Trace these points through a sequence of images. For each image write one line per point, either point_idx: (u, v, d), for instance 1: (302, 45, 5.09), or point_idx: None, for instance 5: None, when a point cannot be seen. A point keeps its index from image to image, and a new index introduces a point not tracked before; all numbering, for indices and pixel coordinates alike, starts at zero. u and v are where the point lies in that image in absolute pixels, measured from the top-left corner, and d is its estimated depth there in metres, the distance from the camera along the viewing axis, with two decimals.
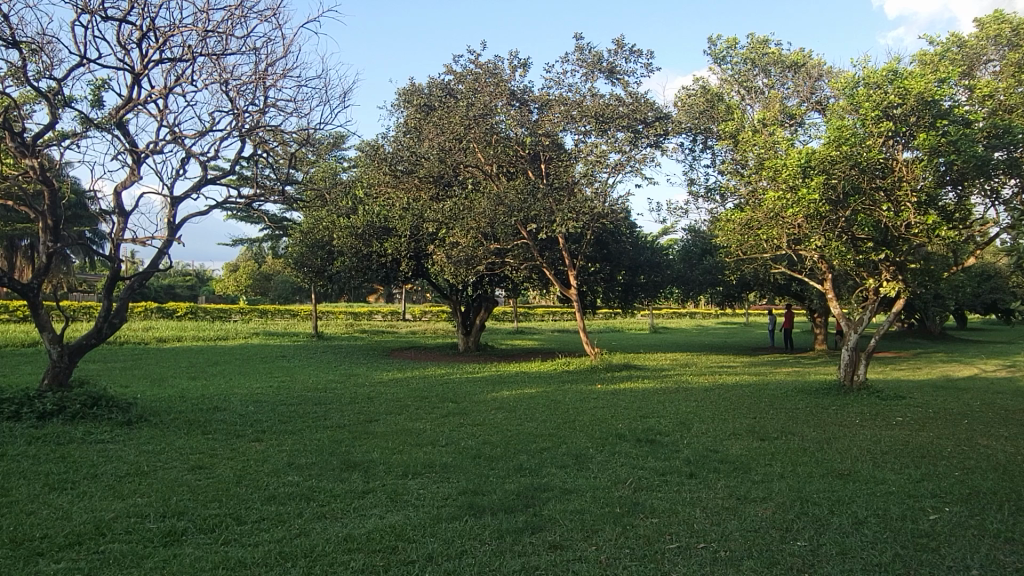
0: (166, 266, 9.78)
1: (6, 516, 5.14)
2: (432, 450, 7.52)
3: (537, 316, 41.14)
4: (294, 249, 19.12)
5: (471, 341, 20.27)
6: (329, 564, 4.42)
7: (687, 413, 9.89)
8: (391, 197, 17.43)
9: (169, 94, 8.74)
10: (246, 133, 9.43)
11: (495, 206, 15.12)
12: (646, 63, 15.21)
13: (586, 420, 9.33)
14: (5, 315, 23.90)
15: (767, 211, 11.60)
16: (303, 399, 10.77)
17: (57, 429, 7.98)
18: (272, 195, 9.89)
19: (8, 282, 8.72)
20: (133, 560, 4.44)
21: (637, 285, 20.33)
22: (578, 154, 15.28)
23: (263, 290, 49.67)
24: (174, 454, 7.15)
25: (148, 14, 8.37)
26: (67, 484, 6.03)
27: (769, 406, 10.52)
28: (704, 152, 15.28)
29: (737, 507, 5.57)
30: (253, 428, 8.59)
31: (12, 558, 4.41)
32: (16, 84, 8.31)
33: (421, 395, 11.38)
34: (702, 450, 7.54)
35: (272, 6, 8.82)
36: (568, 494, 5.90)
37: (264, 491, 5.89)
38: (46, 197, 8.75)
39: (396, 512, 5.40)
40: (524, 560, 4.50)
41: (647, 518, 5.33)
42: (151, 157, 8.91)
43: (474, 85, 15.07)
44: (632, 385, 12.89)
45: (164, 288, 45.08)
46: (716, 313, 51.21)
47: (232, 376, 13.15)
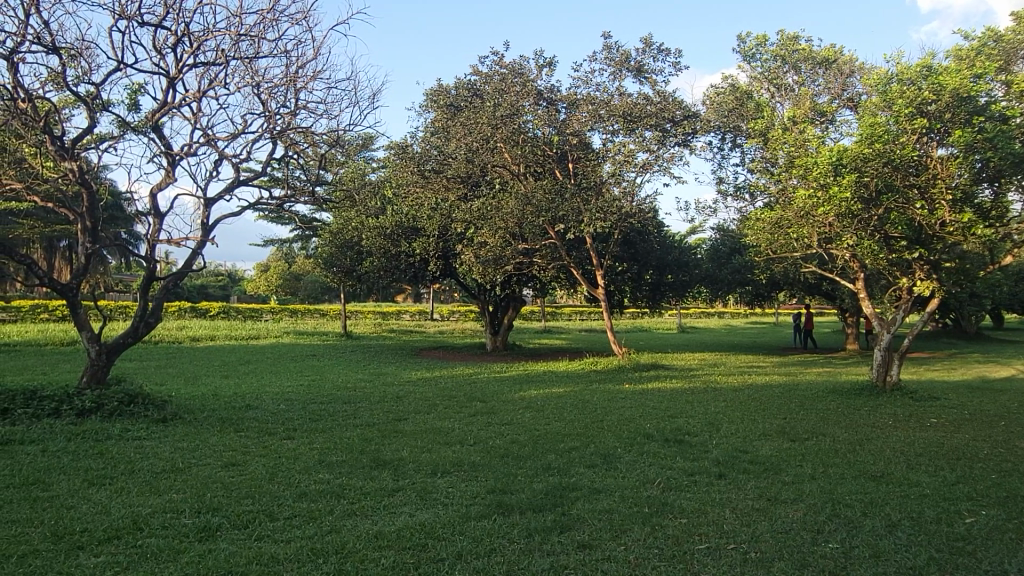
0: (200, 267, 9.95)
1: (47, 511, 5.30)
2: (460, 449, 7.54)
3: (564, 316, 40.95)
4: (324, 250, 19.38)
5: (498, 341, 20.31)
6: (360, 561, 4.48)
7: (716, 414, 9.83)
8: (419, 197, 17.31)
9: (203, 97, 8.89)
10: (278, 135, 9.57)
11: (523, 206, 15.19)
12: (674, 62, 15.21)
13: (614, 419, 9.32)
14: (45, 313, 24.46)
15: (797, 210, 11.48)
16: (332, 398, 10.90)
17: (95, 426, 8.18)
18: (303, 195, 10.07)
19: (48, 282, 8.91)
20: (170, 555, 4.54)
21: (665, 285, 20.23)
22: (607, 154, 15.24)
23: (293, 290, 50.29)
24: (208, 451, 7.29)
25: (183, 18, 8.53)
26: (106, 480, 6.18)
27: (801, 407, 10.40)
28: (733, 151, 15.20)
29: (767, 509, 5.53)
30: (284, 426, 8.71)
31: (54, 551, 4.54)
32: (56, 89, 8.51)
33: (450, 394, 11.41)
34: (731, 450, 7.51)
35: (303, 10, 8.95)
36: (596, 494, 5.90)
37: (295, 488, 5.99)
38: (85, 198, 8.94)
39: (425, 510, 5.45)
40: (554, 559, 4.52)
41: (676, 518, 5.32)
42: (185, 159, 9.10)
43: (501, 85, 15.13)
44: (660, 385, 12.83)
45: (195, 288, 45.89)
46: (744, 313, 50.47)
47: (263, 375, 13.33)
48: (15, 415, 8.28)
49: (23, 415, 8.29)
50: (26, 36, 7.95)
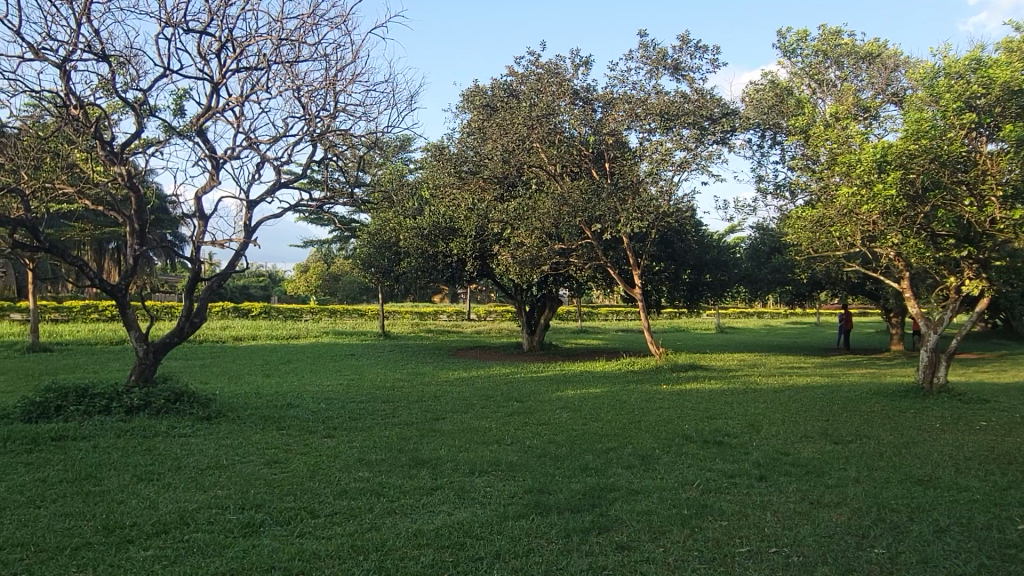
0: (243, 268, 10.15)
1: (99, 505, 5.46)
2: (498, 449, 7.56)
3: (601, 316, 40.71)
4: (362, 250, 19.62)
5: (535, 341, 20.32)
6: (400, 559, 4.53)
7: (757, 415, 9.70)
8: (456, 198, 17.39)
9: (245, 101, 9.08)
10: (318, 138, 9.72)
11: (559, 206, 15.18)
12: (713, 59, 15.03)
13: (652, 420, 9.25)
14: (96, 313, 25.21)
15: (840, 208, 11.25)
16: (372, 397, 11.03)
17: (143, 423, 8.40)
18: (342, 197, 10.22)
19: (98, 283, 9.18)
20: (216, 549, 4.65)
21: (703, 284, 20.03)
22: (643, 153, 15.15)
23: (332, 290, 50.94)
24: (251, 448, 7.43)
25: (226, 25, 8.71)
26: (154, 476, 6.35)
27: (845, 409, 10.20)
28: (773, 148, 14.98)
29: (810, 512, 5.44)
30: (325, 424, 8.84)
31: (106, 544, 4.68)
32: (106, 95, 8.76)
33: (487, 394, 11.45)
34: (772, 452, 7.39)
35: (342, 14, 9.07)
36: (635, 495, 5.88)
37: (335, 486, 6.07)
38: (133, 202, 9.19)
39: (464, 509, 5.49)
40: (593, 560, 4.51)
41: (717, 520, 5.27)
42: (228, 162, 9.30)
43: (537, 85, 15.14)
44: (699, 386, 12.69)
45: (237, 288, 46.84)
46: (785, 314, 49.53)
47: (304, 374, 13.54)
48: (68, 412, 8.55)
49: (75, 412, 8.56)
50: (78, 45, 8.20)
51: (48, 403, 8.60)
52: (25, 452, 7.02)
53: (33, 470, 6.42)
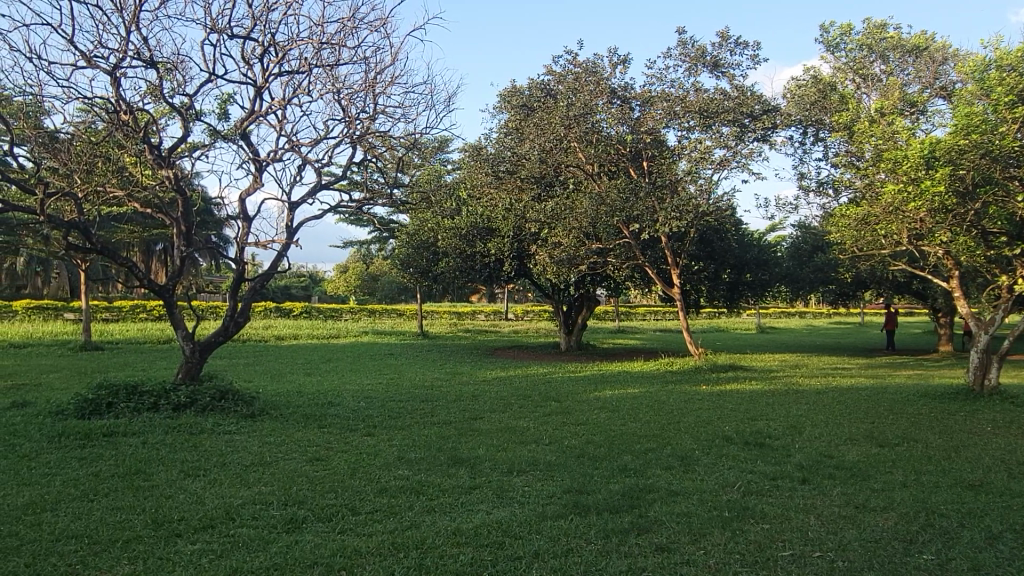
0: (285, 268, 10.33)
1: (148, 499, 5.62)
2: (536, 448, 7.56)
3: (638, 316, 40.41)
4: (401, 250, 19.80)
5: (572, 341, 20.26)
6: (440, 557, 4.56)
7: (799, 416, 9.53)
8: (493, 198, 17.44)
9: (287, 104, 9.23)
10: (357, 140, 9.84)
11: (596, 206, 15.13)
12: (753, 55, 14.80)
13: (692, 421, 9.16)
14: (144, 312, 25.88)
15: (886, 205, 10.95)
16: (411, 396, 11.13)
17: (190, 420, 8.60)
18: (381, 198, 10.32)
19: (147, 283, 9.42)
20: (260, 544, 4.74)
21: (743, 284, 19.78)
22: (682, 151, 15.00)
23: (371, 290, 51.55)
24: (294, 446, 7.56)
25: (269, 29, 8.87)
26: (200, 471, 6.51)
27: (891, 411, 9.95)
28: (816, 145, 14.71)
29: (855, 516, 5.33)
30: (365, 423, 8.95)
31: (155, 538, 4.81)
32: (154, 101, 8.99)
33: (525, 394, 11.46)
34: (815, 455, 7.26)
35: (381, 16, 9.17)
36: (674, 496, 5.82)
37: (376, 484, 6.15)
38: (180, 204, 9.42)
39: (503, 508, 5.51)
40: (632, 561, 4.49)
41: (759, 523, 5.20)
42: (271, 164, 9.48)
43: (575, 84, 15.12)
44: (739, 386, 12.51)
45: (279, 288, 47.69)
46: (827, 313, 48.57)
47: (344, 373, 13.71)
48: (118, 408, 8.81)
49: (125, 409, 8.81)
50: (127, 52, 8.44)
51: (100, 400, 8.87)
52: (79, 447, 7.25)
53: (86, 464, 6.63)
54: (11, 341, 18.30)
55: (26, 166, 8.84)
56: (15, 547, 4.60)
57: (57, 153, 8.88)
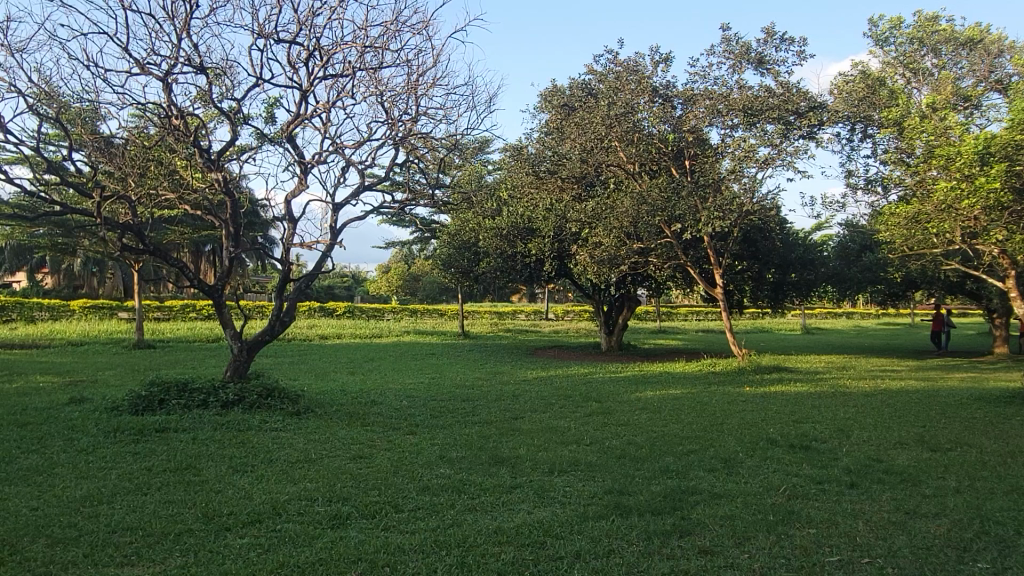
0: (329, 268, 10.50)
1: (198, 494, 5.77)
2: (576, 448, 7.56)
3: (680, 316, 40.01)
4: (442, 250, 19.94)
5: (613, 341, 20.15)
6: (482, 555, 4.59)
7: (846, 419, 9.33)
8: (534, 198, 17.43)
9: (332, 107, 9.39)
10: (399, 142, 9.95)
11: (638, 206, 15.00)
12: (799, 51, 14.52)
13: (735, 423, 9.03)
14: (194, 311, 26.54)
15: (937, 204, 10.55)
16: (452, 395, 11.21)
17: (238, 417, 8.81)
18: (422, 199, 10.42)
19: (197, 283, 9.68)
20: (306, 539, 4.84)
21: (788, 284, 19.49)
22: (725, 150, 14.79)
23: (413, 291, 52.01)
24: (337, 444, 7.68)
25: (314, 34, 9.03)
26: (248, 467, 6.65)
27: (942, 415, 9.67)
28: (864, 142, 14.36)
29: (906, 522, 5.20)
30: (407, 422, 9.04)
31: (205, 531, 4.95)
32: (204, 105, 9.22)
33: (566, 394, 11.45)
34: (863, 459, 7.10)
35: (423, 19, 9.26)
36: (717, 499, 5.76)
37: (418, 482, 6.21)
38: (228, 206, 9.65)
39: (544, 508, 5.52)
40: (674, 563, 4.46)
41: (805, 528, 5.11)
42: (316, 167, 9.65)
43: (616, 83, 15.05)
44: (784, 388, 12.29)
45: (323, 288, 48.51)
46: (875, 314, 47.37)
47: (386, 372, 13.87)
48: (169, 405, 9.06)
49: (176, 406, 9.05)
50: (179, 59, 8.68)
51: (152, 397, 9.14)
52: (133, 442, 7.49)
53: (140, 459, 6.84)
54: (69, 339, 18.95)
55: (83, 170, 9.15)
56: (74, 538, 4.78)
57: (112, 157, 9.17)
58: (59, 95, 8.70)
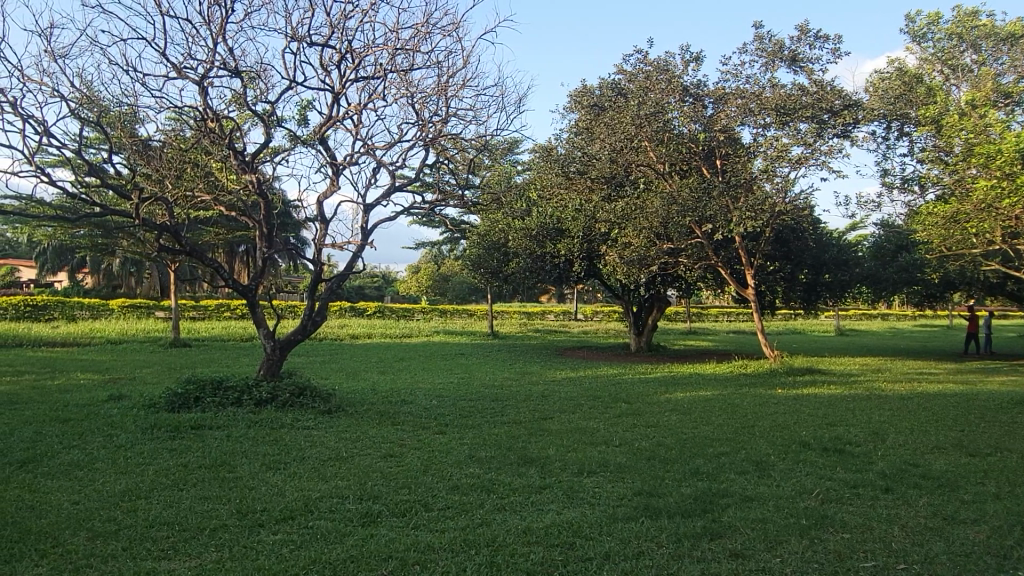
0: (360, 269, 10.61)
1: (233, 490, 5.88)
2: (606, 449, 7.56)
3: (711, 317, 39.68)
4: (471, 251, 20.02)
5: (643, 342, 20.06)
6: (511, 555, 4.60)
7: (881, 423, 9.17)
8: (564, 198, 17.41)
9: (363, 109, 9.49)
10: (430, 143, 10.01)
11: (668, 206, 14.88)
12: (833, 48, 14.30)
13: (767, 425, 8.93)
14: (228, 311, 26.97)
15: (977, 203, 10.37)
16: (481, 395, 11.25)
17: (271, 415, 8.95)
18: (452, 200, 10.48)
19: (231, 283, 9.84)
20: (337, 537, 4.89)
21: (822, 285, 19.27)
22: (758, 149, 14.61)
23: (442, 291, 52.24)
24: (368, 442, 7.76)
25: (346, 37, 9.13)
26: (281, 465, 6.75)
27: (982, 419, 9.45)
28: (900, 140, 14.10)
29: (944, 528, 5.10)
30: (437, 421, 9.10)
31: (239, 527, 5.03)
32: (238, 108, 9.38)
33: (595, 395, 11.44)
34: (899, 463, 6.97)
35: (453, 21, 9.30)
36: (749, 502, 5.70)
37: (448, 481, 6.24)
38: (262, 208, 9.80)
39: (573, 509, 5.52)
40: (704, 566, 4.44)
41: (839, 533, 5.04)
42: (347, 168, 9.77)
43: (645, 83, 14.99)
44: (818, 391, 12.12)
45: (354, 288, 49.01)
46: (912, 316, 46.32)
47: (417, 372, 13.97)
48: (205, 403, 9.23)
49: (211, 403, 9.22)
50: (214, 62, 8.83)
51: (188, 394, 9.32)
52: (169, 439, 7.64)
53: (176, 456, 6.97)
54: (108, 338, 19.41)
55: (122, 173, 9.36)
56: (114, 531, 4.90)
57: (150, 159, 9.37)
58: (100, 99, 8.91)
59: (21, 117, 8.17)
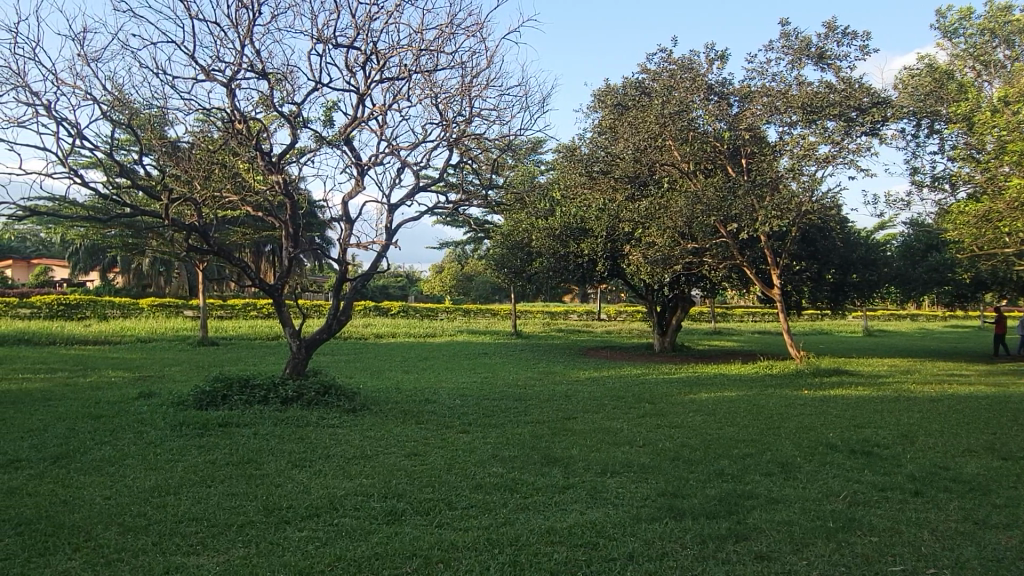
0: (384, 268, 10.67)
1: (260, 487, 5.95)
2: (629, 449, 7.54)
3: (736, 317, 39.35)
4: (495, 250, 20.05)
5: (667, 342, 19.95)
6: (534, 554, 4.61)
7: (911, 425, 9.03)
8: (587, 198, 17.37)
9: (388, 110, 9.55)
10: (453, 143, 10.05)
11: (692, 206, 14.76)
12: (862, 45, 14.11)
13: (793, 426, 8.84)
14: (255, 310, 27.30)
15: (1011, 202, 10.17)
16: (504, 394, 11.26)
17: (296, 413, 9.04)
18: (476, 200, 10.51)
19: (258, 283, 9.95)
20: (362, 534, 4.94)
21: (849, 285, 19.06)
22: (784, 147, 14.45)
23: (465, 291, 52.35)
24: (392, 441, 7.81)
25: (371, 38, 9.19)
26: (307, 462, 6.83)
27: (1016, 422, 9.25)
28: (930, 138, 13.86)
29: (975, 533, 5.02)
30: (461, 420, 9.12)
31: (266, 524, 5.10)
32: (265, 110, 9.49)
33: (619, 395, 11.41)
34: (929, 466, 6.86)
35: (478, 21, 9.33)
36: (774, 504, 5.65)
37: (471, 480, 6.27)
38: (288, 208, 9.90)
39: (596, 509, 5.51)
40: (729, 568, 4.41)
41: (866, 536, 4.97)
42: (372, 168, 9.84)
43: (670, 81, 14.95)
44: (845, 392, 11.95)
45: (378, 288, 49.36)
46: (943, 316, 45.46)
47: (440, 371, 14.04)
48: (232, 401, 9.35)
49: (238, 401, 9.34)
50: (241, 65, 8.95)
51: (216, 392, 9.45)
52: (197, 436, 7.75)
53: (204, 453, 7.08)
54: (138, 336, 19.74)
55: (152, 174, 9.52)
56: (144, 526, 4.98)
57: (179, 161, 9.51)
58: (130, 102, 9.06)
59: (55, 119, 8.34)
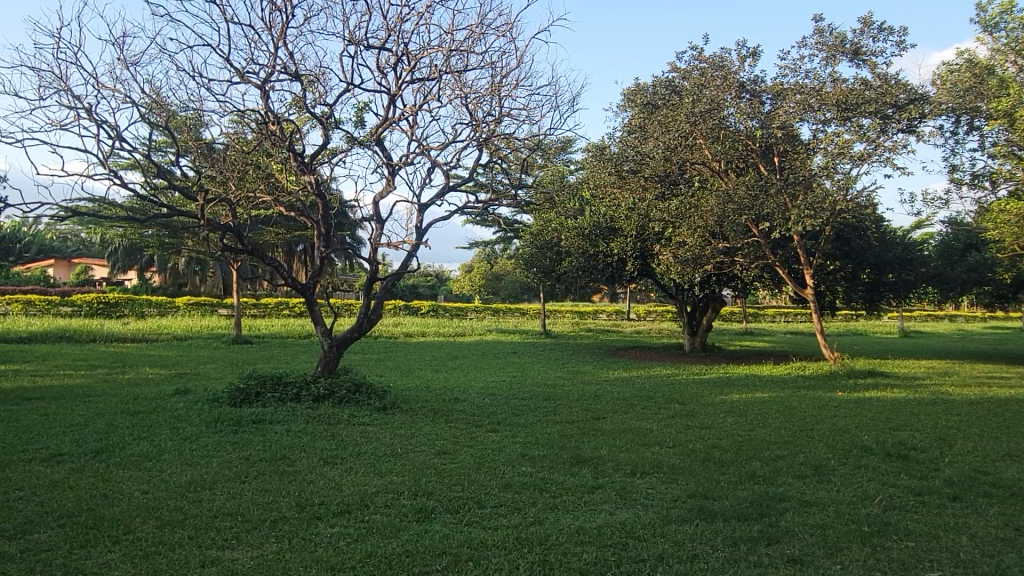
0: (414, 268, 10.75)
1: (292, 483, 6.04)
2: (659, 450, 7.49)
3: (768, 317, 38.89)
4: (525, 250, 20.08)
5: (697, 342, 19.80)
6: (564, 554, 4.61)
7: (949, 428, 8.83)
8: (617, 197, 17.30)
9: (418, 111, 9.61)
10: (483, 143, 10.08)
11: (723, 205, 14.62)
12: (899, 40, 13.82)
13: (827, 428, 8.71)
14: (287, 309, 27.68)
15: None
16: (533, 394, 11.27)
17: (328, 411, 9.14)
18: (505, 199, 10.53)
19: (291, 282, 10.09)
20: (393, 531, 4.99)
21: (884, 285, 18.71)
22: (817, 146, 14.25)
23: (495, 290, 52.41)
24: (422, 439, 7.86)
25: (402, 39, 9.26)
26: (338, 459, 6.90)
27: None
28: (970, 134, 13.51)
29: (1016, 539, 4.90)
30: (490, 419, 9.15)
31: (299, 519, 5.17)
32: (298, 111, 9.62)
33: (649, 395, 11.34)
34: (968, 470, 6.71)
35: (507, 20, 9.34)
36: (807, 507, 5.58)
37: (501, 479, 6.29)
38: (320, 207, 10.02)
39: (626, 509, 5.49)
40: (761, 571, 4.37)
41: (903, 541, 4.88)
42: (402, 168, 9.91)
43: (701, 80, 14.87)
44: (880, 394, 11.74)
45: (408, 288, 49.65)
46: (981, 317, 44.43)
47: (470, 370, 14.09)
48: (265, 398, 9.49)
49: (271, 398, 9.48)
50: (275, 67, 9.08)
51: (250, 390, 9.60)
52: (232, 433, 7.89)
53: (238, 449, 7.20)
54: (175, 334, 20.14)
55: (188, 175, 9.70)
56: (181, 520, 5.09)
57: (215, 162, 9.68)
58: (168, 104, 9.24)
59: (96, 122, 8.53)
